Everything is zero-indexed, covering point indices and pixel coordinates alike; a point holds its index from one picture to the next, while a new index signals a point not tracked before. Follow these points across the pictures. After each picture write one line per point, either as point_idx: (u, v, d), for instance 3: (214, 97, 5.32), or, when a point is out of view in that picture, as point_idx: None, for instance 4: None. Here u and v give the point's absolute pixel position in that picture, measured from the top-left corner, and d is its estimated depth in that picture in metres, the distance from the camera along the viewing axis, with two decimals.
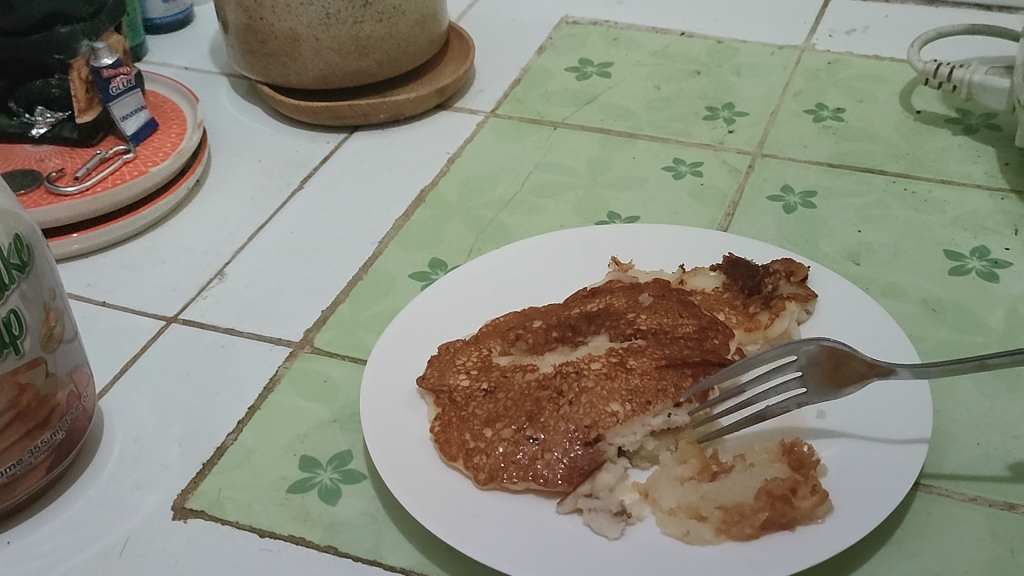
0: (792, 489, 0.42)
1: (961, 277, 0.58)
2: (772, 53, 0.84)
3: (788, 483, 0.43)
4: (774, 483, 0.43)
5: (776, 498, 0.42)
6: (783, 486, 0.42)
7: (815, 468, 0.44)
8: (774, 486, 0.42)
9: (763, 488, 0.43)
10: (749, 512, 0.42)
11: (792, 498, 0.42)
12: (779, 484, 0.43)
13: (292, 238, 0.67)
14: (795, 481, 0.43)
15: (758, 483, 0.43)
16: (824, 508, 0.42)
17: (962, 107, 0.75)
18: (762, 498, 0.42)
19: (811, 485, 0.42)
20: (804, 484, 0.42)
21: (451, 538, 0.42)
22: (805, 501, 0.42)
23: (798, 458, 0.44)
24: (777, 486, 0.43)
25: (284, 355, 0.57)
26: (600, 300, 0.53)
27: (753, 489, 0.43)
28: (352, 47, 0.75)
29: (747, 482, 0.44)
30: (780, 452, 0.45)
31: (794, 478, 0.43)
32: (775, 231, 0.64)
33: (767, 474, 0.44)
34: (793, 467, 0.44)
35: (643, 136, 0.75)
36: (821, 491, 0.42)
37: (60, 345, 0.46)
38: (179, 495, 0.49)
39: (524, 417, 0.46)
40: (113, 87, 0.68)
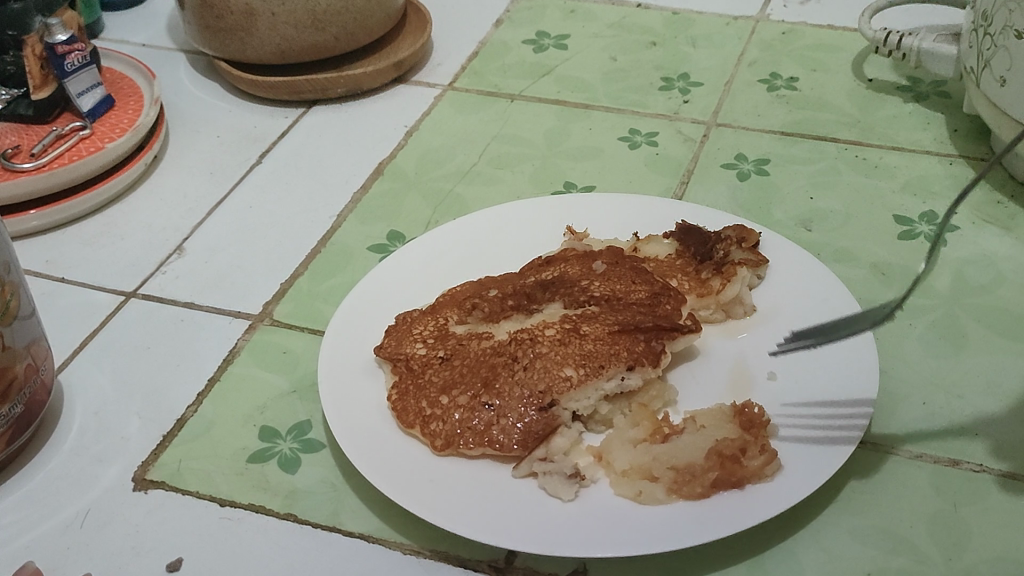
0: (742, 449, 0.43)
1: (910, 241, 0.60)
2: (727, 24, 0.85)
3: (738, 443, 0.43)
4: (725, 444, 0.44)
5: (726, 458, 0.43)
6: (733, 446, 0.43)
7: (764, 428, 0.45)
8: (724, 447, 0.43)
9: (714, 449, 0.43)
10: (701, 471, 0.43)
11: (742, 457, 0.43)
12: (729, 444, 0.43)
13: (251, 212, 0.67)
14: (745, 441, 0.44)
15: (709, 443, 0.44)
16: (773, 467, 0.43)
17: (912, 75, 0.76)
18: (712, 459, 0.43)
19: (760, 446, 0.43)
20: (754, 444, 0.43)
21: (408, 503, 0.42)
22: (755, 460, 0.43)
23: (747, 417, 0.45)
24: (727, 447, 0.43)
25: (243, 328, 0.57)
26: (554, 269, 0.53)
27: (704, 449, 0.44)
28: (308, 22, 0.76)
29: (698, 442, 0.44)
30: (730, 412, 0.46)
31: (744, 438, 0.44)
32: (729, 200, 0.64)
33: (719, 433, 0.45)
34: (743, 427, 0.45)
35: (599, 107, 0.75)
36: (770, 451, 0.43)
37: (17, 321, 0.47)
38: (140, 466, 0.49)
39: (479, 383, 0.47)
40: (68, 63, 0.68)
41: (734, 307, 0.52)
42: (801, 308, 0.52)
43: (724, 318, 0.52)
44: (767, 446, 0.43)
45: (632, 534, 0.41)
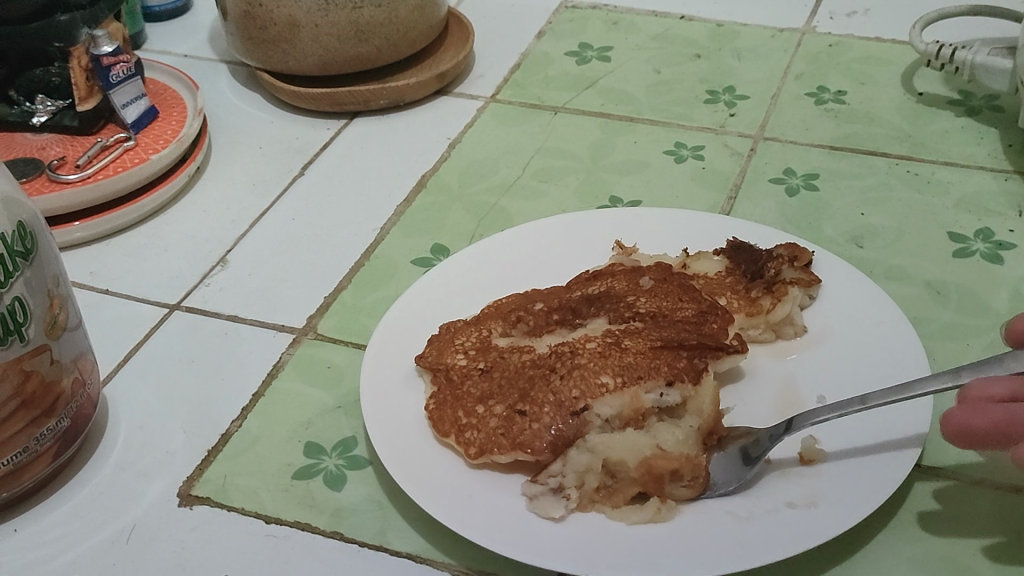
0: (672, 471, 0.42)
1: (966, 259, 0.58)
2: (772, 36, 0.84)
3: (673, 459, 0.42)
4: (661, 454, 0.43)
5: (652, 477, 0.42)
6: (665, 463, 0.42)
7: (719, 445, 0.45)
8: (656, 458, 0.42)
9: (649, 453, 0.43)
10: (625, 478, 0.43)
11: (667, 480, 0.42)
12: (661, 458, 0.42)
13: (295, 225, 0.67)
14: (682, 458, 0.43)
15: (657, 443, 0.43)
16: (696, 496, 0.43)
17: (964, 89, 0.74)
18: (640, 469, 0.42)
19: (693, 470, 0.42)
20: (688, 467, 0.42)
21: (444, 517, 0.42)
22: (680, 488, 0.42)
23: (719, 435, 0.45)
24: (659, 460, 0.42)
25: (287, 342, 0.57)
26: (601, 283, 0.52)
27: (644, 449, 0.43)
28: (352, 33, 0.75)
29: (647, 436, 0.43)
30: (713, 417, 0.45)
31: (688, 451, 0.43)
32: (778, 215, 0.63)
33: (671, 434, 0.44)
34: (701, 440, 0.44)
35: (643, 120, 0.75)
36: (700, 481, 0.42)
37: (65, 333, 0.46)
38: (185, 482, 0.49)
39: (517, 394, 0.46)
40: (113, 75, 0.69)
41: (784, 327, 0.51)
42: (854, 328, 0.51)
43: (774, 338, 0.51)
44: (699, 474, 0.42)
45: (686, 558, 0.40)
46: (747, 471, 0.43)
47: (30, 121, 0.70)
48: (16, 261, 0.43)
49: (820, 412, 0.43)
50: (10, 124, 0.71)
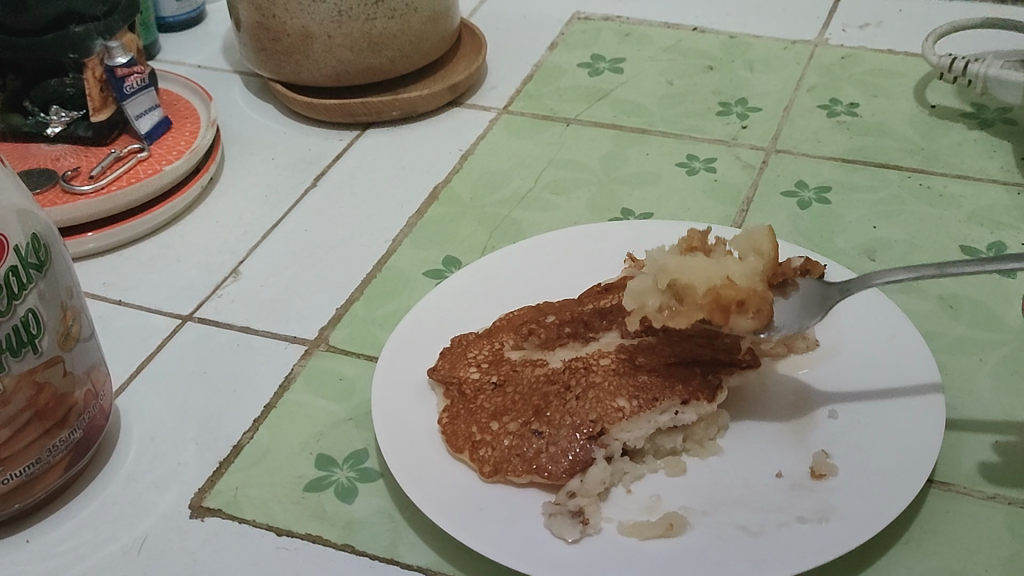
0: (739, 302, 0.45)
1: (978, 273, 0.58)
2: (785, 48, 0.84)
3: (740, 290, 0.45)
4: (730, 284, 0.45)
5: (719, 305, 0.45)
6: (733, 294, 0.45)
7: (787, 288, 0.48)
8: (726, 287, 0.45)
9: (718, 284, 0.46)
10: (691, 302, 0.46)
11: (733, 311, 0.45)
12: (730, 288, 0.45)
13: (307, 236, 0.67)
14: (749, 291, 0.45)
15: (726, 275, 0.46)
16: (757, 328, 0.45)
17: (976, 102, 0.74)
18: (708, 296, 0.45)
19: (758, 303, 0.45)
20: (753, 300, 0.45)
21: (457, 534, 0.42)
22: (744, 319, 0.45)
23: (782, 275, 0.48)
24: (728, 290, 0.45)
25: (299, 353, 0.57)
26: (613, 296, 0.52)
27: (714, 279, 0.46)
28: (365, 45, 0.76)
29: (717, 266, 0.47)
30: (770, 255, 0.48)
31: (754, 285, 0.46)
32: (790, 227, 0.63)
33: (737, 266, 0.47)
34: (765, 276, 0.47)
35: (655, 132, 0.75)
36: (763, 314, 0.45)
37: (78, 344, 0.46)
38: (196, 494, 0.49)
39: (531, 410, 0.46)
40: (126, 87, 0.70)
41: (796, 341, 0.51)
42: (866, 342, 0.51)
43: (786, 353, 0.51)
44: (763, 308, 0.45)
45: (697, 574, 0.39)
46: (812, 319, 0.47)
47: (44, 131, 0.71)
48: (30, 272, 0.43)
49: (891, 272, 0.45)
50: (24, 135, 0.71)
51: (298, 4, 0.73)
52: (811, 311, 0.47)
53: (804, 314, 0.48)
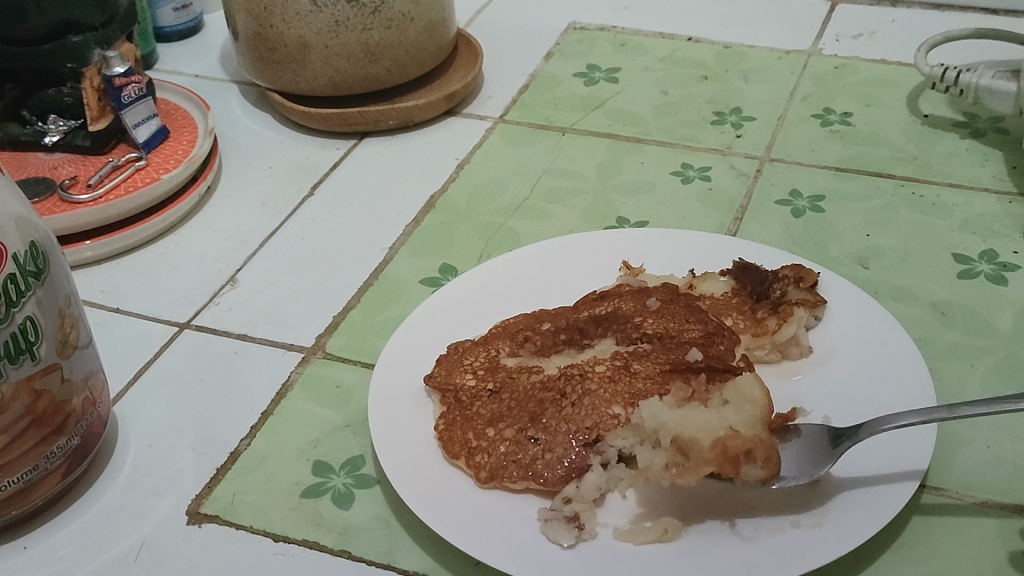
0: (747, 451, 0.42)
1: (970, 280, 0.59)
2: (779, 58, 0.84)
3: (748, 439, 0.42)
4: (736, 435, 0.42)
5: (728, 457, 0.42)
6: (740, 444, 0.42)
7: (787, 433, 0.45)
8: (731, 438, 0.42)
9: (723, 435, 0.42)
10: (698, 456, 0.42)
11: (743, 461, 0.42)
12: (736, 438, 0.42)
13: (304, 244, 0.67)
14: (755, 440, 0.42)
15: (728, 426, 0.43)
16: (769, 477, 0.42)
17: (969, 111, 0.75)
18: (715, 449, 0.42)
19: (767, 451, 0.42)
20: (761, 449, 0.42)
21: (452, 538, 0.42)
22: (754, 468, 0.42)
23: (782, 421, 0.45)
24: (734, 441, 0.42)
25: (296, 361, 0.57)
26: (609, 304, 0.53)
27: (716, 432, 0.43)
28: (361, 54, 0.76)
29: (717, 417, 0.43)
30: (766, 405, 0.44)
31: (759, 436, 0.43)
32: (784, 236, 0.64)
33: (737, 417, 0.43)
34: (766, 424, 0.44)
35: (651, 141, 0.75)
36: (774, 462, 0.42)
37: (76, 352, 0.47)
38: (193, 500, 0.49)
39: (527, 417, 0.46)
40: (125, 95, 0.70)
41: (790, 347, 0.51)
42: (860, 348, 0.51)
43: (780, 359, 0.51)
44: (773, 455, 0.42)
45: None
46: (821, 468, 0.44)
47: (43, 140, 0.71)
48: (28, 280, 0.43)
49: (904, 416, 0.43)
50: (22, 144, 0.72)
51: (295, 14, 0.74)
52: (818, 460, 0.44)
53: (810, 462, 0.44)
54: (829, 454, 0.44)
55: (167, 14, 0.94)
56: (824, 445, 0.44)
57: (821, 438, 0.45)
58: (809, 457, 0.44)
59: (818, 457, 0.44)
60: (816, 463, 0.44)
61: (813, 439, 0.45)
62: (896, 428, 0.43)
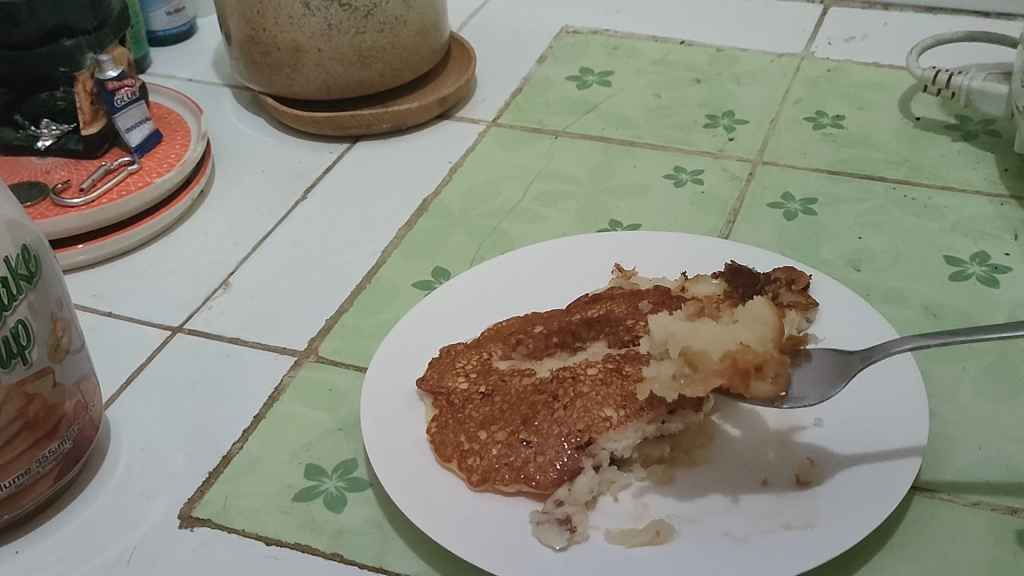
0: (758, 366, 0.43)
1: (962, 282, 0.59)
2: (772, 61, 0.84)
3: (758, 355, 0.43)
4: (747, 349, 0.43)
5: (738, 370, 0.42)
6: (750, 358, 0.43)
7: (799, 356, 0.47)
8: (742, 353, 0.43)
9: (733, 350, 0.43)
10: (708, 368, 0.43)
11: (753, 376, 0.43)
12: (747, 353, 0.43)
13: (297, 248, 0.67)
14: (766, 355, 0.43)
15: (738, 341, 0.44)
16: (776, 393, 0.43)
17: (961, 113, 0.75)
18: (725, 362, 0.43)
19: (777, 367, 0.43)
20: (772, 365, 0.43)
21: (445, 541, 0.42)
22: (763, 384, 0.43)
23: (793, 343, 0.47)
24: (745, 355, 0.43)
25: (288, 364, 0.57)
26: (601, 306, 0.53)
27: (728, 345, 0.44)
28: (354, 57, 0.76)
29: (728, 334, 0.45)
30: (777, 325, 0.46)
31: (770, 351, 0.44)
32: (777, 238, 0.64)
33: (748, 332, 0.45)
34: (776, 342, 0.45)
35: (643, 144, 0.75)
36: (782, 379, 0.43)
37: (68, 356, 0.47)
38: (186, 504, 0.49)
39: (519, 420, 0.46)
40: (118, 99, 0.70)
41: None
42: (851, 350, 0.51)
43: None
44: (782, 372, 0.43)
45: None
46: (833, 390, 0.45)
47: (35, 145, 0.71)
48: (20, 284, 0.43)
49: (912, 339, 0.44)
50: (14, 148, 0.71)
51: (288, 18, 0.74)
52: (830, 383, 0.46)
53: (822, 384, 0.46)
54: (841, 376, 0.46)
55: (160, 18, 0.94)
56: (835, 367, 0.46)
57: (830, 364, 0.46)
58: (824, 379, 0.46)
59: (832, 376, 0.46)
60: (831, 384, 0.45)
61: (823, 363, 0.47)
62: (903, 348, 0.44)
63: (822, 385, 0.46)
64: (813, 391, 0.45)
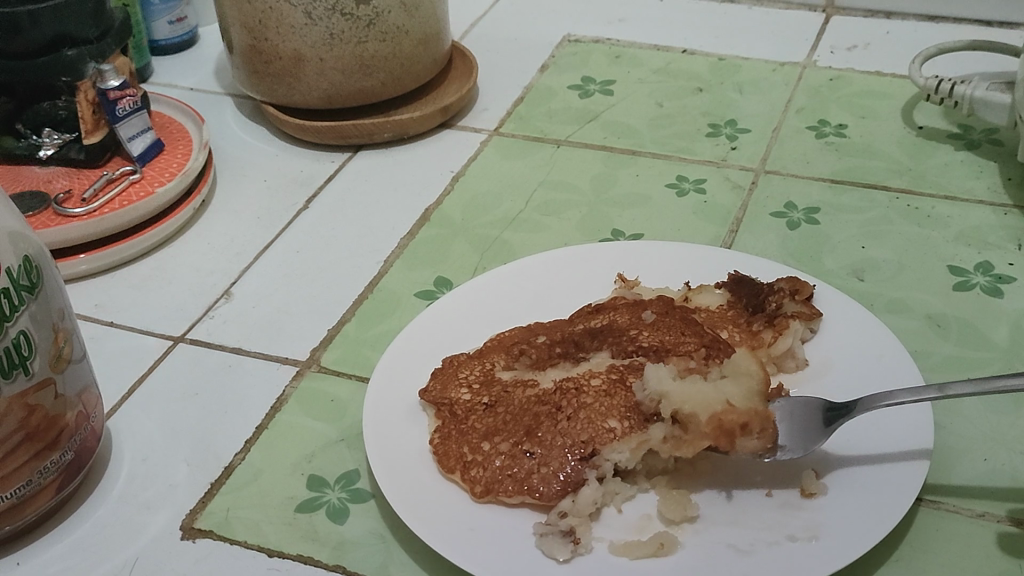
0: (743, 425, 0.44)
1: (966, 292, 0.59)
2: (774, 69, 0.84)
3: (743, 413, 0.44)
4: (731, 409, 0.44)
5: (723, 431, 0.43)
6: (735, 418, 0.44)
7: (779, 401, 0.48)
8: (727, 413, 0.44)
9: (719, 408, 0.44)
10: (696, 430, 0.44)
11: (738, 434, 0.44)
12: (731, 412, 0.44)
13: (299, 257, 0.67)
14: (750, 412, 0.44)
15: (725, 398, 0.45)
16: (765, 448, 0.44)
17: (963, 122, 0.75)
18: (711, 423, 0.44)
19: (762, 423, 0.44)
20: (758, 421, 0.44)
21: (447, 552, 0.42)
22: (750, 441, 0.44)
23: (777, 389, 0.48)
24: (730, 414, 0.44)
25: (290, 374, 0.57)
26: (604, 317, 0.52)
27: (714, 405, 0.44)
28: (356, 67, 0.76)
29: (715, 390, 0.45)
30: (763, 378, 0.46)
31: (755, 406, 0.45)
32: (779, 248, 0.64)
33: (735, 389, 0.45)
34: (762, 395, 0.46)
35: (645, 153, 0.75)
36: (770, 434, 0.44)
37: (69, 366, 0.47)
38: (188, 515, 0.49)
39: (522, 431, 0.46)
40: (119, 109, 0.69)
41: (786, 360, 0.51)
42: (854, 361, 0.51)
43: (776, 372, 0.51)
44: (770, 427, 0.44)
45: None
46: (816, 441, 0.45)
47: (36, 154, 0.71)
48: (22, 295, 0.43)
49: (896, 395, 0.45)
50: (15, 158, 0.71)
51: (289, 27, 0.74)
52: (812, 436, 0.46)
53: (805, 436, 0.46)
54: (824, 428, 0.46)
55: (162, 27, 0.94)
56: (820, 419, 0.46)
57: (818, 411, 0.47)
58: (804, 433, 0.46)
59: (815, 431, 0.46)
60: (809, 439, 0.46)
61: (806, 411, 0.47)
62: (889, 405, 0.45)
63: (802, 439, 0.46)
64: (794, 446, 0.45)
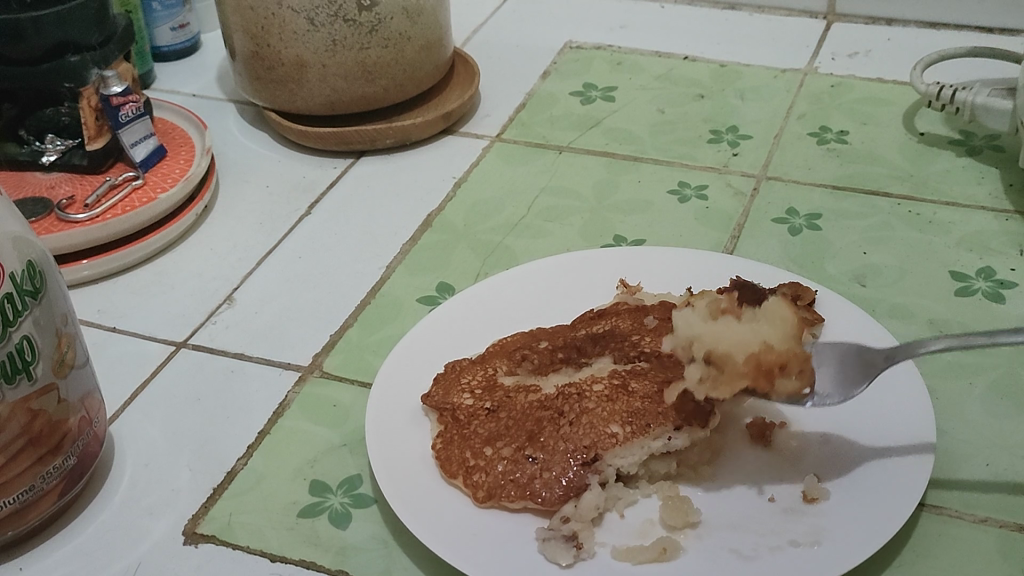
0: (781, 365, 0.45)
1: (968, 298, 0.59)
2: (775, 76, 0.85)
3: (782, 354, 0.45)
4: (770, 350, 0.45)
5: (764, 372, 0.45)
6: (775, 359, 0.45)
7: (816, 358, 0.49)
8: (766, 354, 0.45)
9: (757, 350, 0.45)
10: (733, 370, 0.45)
11: (777, 375, 0.45)
12: (771, 354, 0.45)
13: (301, 263, 0.67)
14: (789, 354, 0.45)
15: (761, 340, 0.46)
16: (802, 389, 0.45)
17: (965, 129, 0.75)
18: (750, 364, 0.45)
19: (800, 364, 0.45)
20: (795, 363, 0.45)
21: (450, 558, 0.42)
22: (787, 382, 0.45)
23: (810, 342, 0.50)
24: (767, 355, 0.45)
25: (293, 380, 0.57)
26: (606, 322, 0.53)
27: (751, 347, 0.46)
28: (359, 73, 0.76)
29: (752, 333, 0.47)
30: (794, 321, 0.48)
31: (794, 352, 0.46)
32: (781, 254, 0.64)
33: (773, 334, 0.46)
34: (797, 339, 0.47)
35: (647, 159, 0.75)
36: (806, 375, 0.45)
37: (72, 371, 0.47)
38: (190, 520, 0.49)
39: (524, 436, 0.46)
40: (123, 114, 0.70)
41: None
42: None
43: None
44: (806, 369, 0.45)
45: None
46: (856, 389, 0.47)
47: (40, 160, 0.71)
48: (25, 299, 0.43)
49: (935, 342, 0.44)
50: (18, 165, 0.71)
51: (292, 34, 0.74)
52: (854, 382, 0.47)
53: (847, 381, 0.47)
54: (864, 375, 0.47)
55: (165, 33, 0.94)
56: (858, 363, 0.48)
57: (857, 359, 0.48)
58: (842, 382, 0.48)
59: (860, 374, 0.47)
60: (849, 386, 0.47)
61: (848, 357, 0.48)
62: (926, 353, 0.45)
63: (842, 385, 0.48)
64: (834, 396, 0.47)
